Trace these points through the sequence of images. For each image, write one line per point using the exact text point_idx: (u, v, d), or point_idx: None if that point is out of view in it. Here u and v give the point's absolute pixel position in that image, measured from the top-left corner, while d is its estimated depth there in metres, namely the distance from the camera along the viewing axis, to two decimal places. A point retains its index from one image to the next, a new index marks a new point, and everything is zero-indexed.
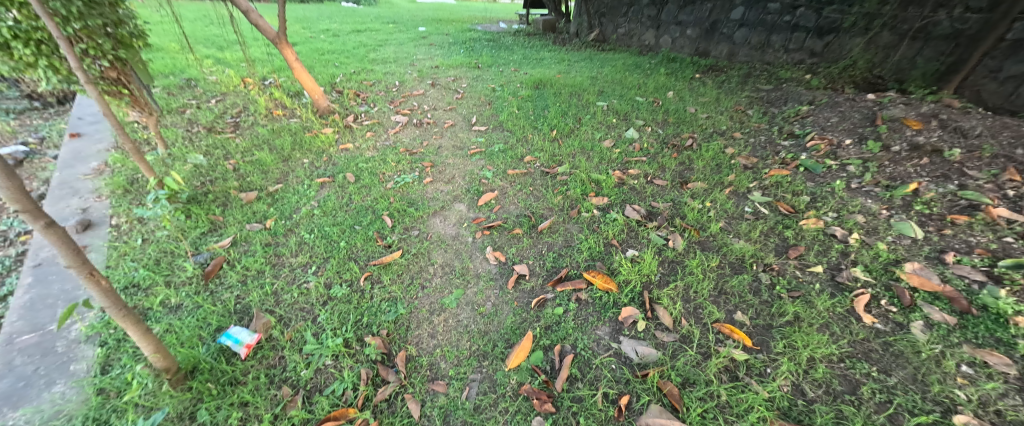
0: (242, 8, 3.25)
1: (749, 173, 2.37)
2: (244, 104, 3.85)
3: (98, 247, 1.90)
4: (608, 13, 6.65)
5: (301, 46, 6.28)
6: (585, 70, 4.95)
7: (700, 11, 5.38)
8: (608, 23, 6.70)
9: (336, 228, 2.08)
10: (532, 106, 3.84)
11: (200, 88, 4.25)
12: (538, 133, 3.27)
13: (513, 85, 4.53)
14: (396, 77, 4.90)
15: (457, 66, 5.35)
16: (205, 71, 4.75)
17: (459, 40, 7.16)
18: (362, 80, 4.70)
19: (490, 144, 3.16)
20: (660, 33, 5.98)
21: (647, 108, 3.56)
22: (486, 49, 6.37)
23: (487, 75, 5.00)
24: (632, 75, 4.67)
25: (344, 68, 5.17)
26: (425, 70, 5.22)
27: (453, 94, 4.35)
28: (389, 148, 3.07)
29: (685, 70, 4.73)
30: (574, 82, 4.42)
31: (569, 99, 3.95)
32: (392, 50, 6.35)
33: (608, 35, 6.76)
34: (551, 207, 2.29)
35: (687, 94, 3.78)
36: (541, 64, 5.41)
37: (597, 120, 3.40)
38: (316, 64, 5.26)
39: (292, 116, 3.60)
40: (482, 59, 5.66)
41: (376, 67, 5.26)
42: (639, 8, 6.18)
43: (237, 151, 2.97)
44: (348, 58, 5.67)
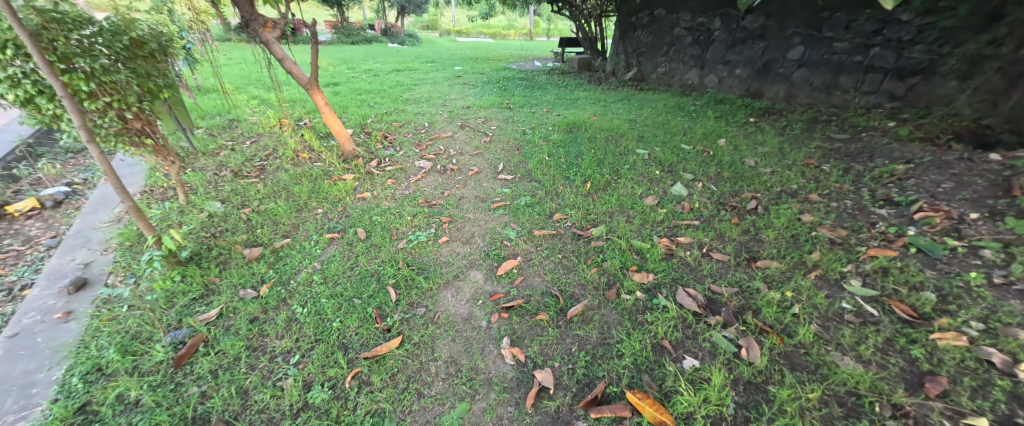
0: (278, 55, 3.21)
1: (837, 251, 1.89)
2: (274, 145, 3.85)
3: (79, 314, 1.73)
4: (647, 52, 6.41)
5: (341, 86, 6.51)
6: (624, 113, 4.64)
7: (752, 50, 5.02)
8: (647, 62, 6.45)
9: (334, 301, 1.81)
10: (564, 152, 3.55)
11: (238, 127, 4.36)
12: (571, 185, 2.94)
13: (545, 128, 4.29)
14: (427, 118, 4.83)
15: (488, 106, 5.24)
16: (248, 111, 4.93)
17: (493, 79, 7.17)
18: (392, 121, 4.66)
19: (516, 196, 2.86)
20: (705, 72, 5.65)
21: (696, 158, 3.14)
22: (519, 89, 6.27)
23: (519, 116, 4.82)
24: (676, 118, 4.29)
25: (377, 108, 5.21)
26: (456, 110, 5.14)
27: (482, 137, 4.17)
28: (407, 198, 2.85)
29: (736, 113, 4.30)
30: (611, 126, 4.11)
31: (606, 145, 3.63)
32: (426, 90, 6.41)
33: (647, 74, 6.49)
34: (584, 282, 1.91)
35: (743, 143, 3.34)
36: (575, 105, 5.18)
37: (638, 171, 3.03)
38: (351, 104, 5.34)
39: (317, 159, 3.53)
40: (515, 99, 5.53)
41: (408, 107, 5.25)
42: (681, 47, 5.90)
43: (254, 197, 2.86)
44: (383, 98, 5.75)
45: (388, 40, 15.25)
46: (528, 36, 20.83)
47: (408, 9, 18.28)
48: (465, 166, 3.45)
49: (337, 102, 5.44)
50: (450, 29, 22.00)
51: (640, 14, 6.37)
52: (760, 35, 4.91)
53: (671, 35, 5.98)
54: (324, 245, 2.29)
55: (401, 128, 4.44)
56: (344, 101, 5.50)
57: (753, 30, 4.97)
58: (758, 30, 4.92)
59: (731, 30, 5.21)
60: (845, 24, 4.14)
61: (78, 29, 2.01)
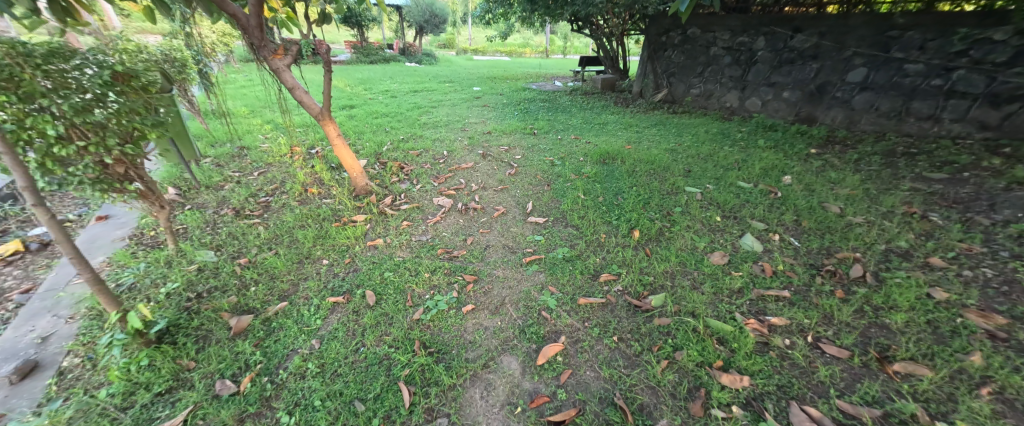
0: (287, 84, 2.92)
1: (1006, 352, 1.39)
2: (282, 177, 3.55)
3: (14, 415, 1.34)
4: (679, 72, 6.00)
5: (357, 109, 6.29)
6: (662, 141, 4.21)
7: (802, 71, 4.58)
8: (679, 83, 6.04)
9: (331, 406, 1.39)
10: (601, 189, 3.12)
11: (247, 155, 4.09)
12: (616, 233, 2.50)
13: (576, 158, 3.88)
14: (446, 145, 4.49)
15: (511, 131, 4.88)
16: (260, 137, 4.69)
17: (514, 101, 6.85)
18: (409, 148, 4.33)
19: (552, 246, 2.43)
20: (746, 94, 5.21)
21: (762, 201, 2.67)
22: (543, 112, 5.91)
23: (545, 143, 4.44)
24: (724, 148, 3.83)
25: (393, 133, 4.92)
26: (477, 136, 4.79)
27: (507, 168, 3.78)
28: (425, 247, 2.46)
29: (793, 142, 3.82)
30: (651, 157, 3.68)
31: (650, 180, 3.18)
32: (445, 112, 6.13)
33: (679, 96, 6.08)
34: (655, 385, 1.44)
35: (815, 182, 2.85)
36: (606, 131, 4.79)
37: (695, 216, 2.57)
38: (367, 129, 5.07)
39: (325, 195, 3.20)
40: (539, 124, 5.17)
41: (426, 133, 4.95)
42: (717, 68, 5.48)
43: (253, 243, 2.51)
44: (400, 122, 5.48)
45: (406, 60, 15.31)
46: (545, 54, 20.79)
47: (426, 29, 18.46)
48: (489, 205, 3.06)
49: (352, 126, 5.18)
50: (467, 47, 22.17)
51: (671, 33, 5.97)
52: (812, 55, 4.46)
53: (706, 56, 5.57)
54: (326, 312, 1.89)
55: (418, 157, 4.11)
56: (361, 125, 5.26)
57: (803, 50, 4.53)
58: (809, 50, 4.47)
59: (777, 50, 4.77)
60: (919, 44, 3.68)
61: (58, 62, 1.73)
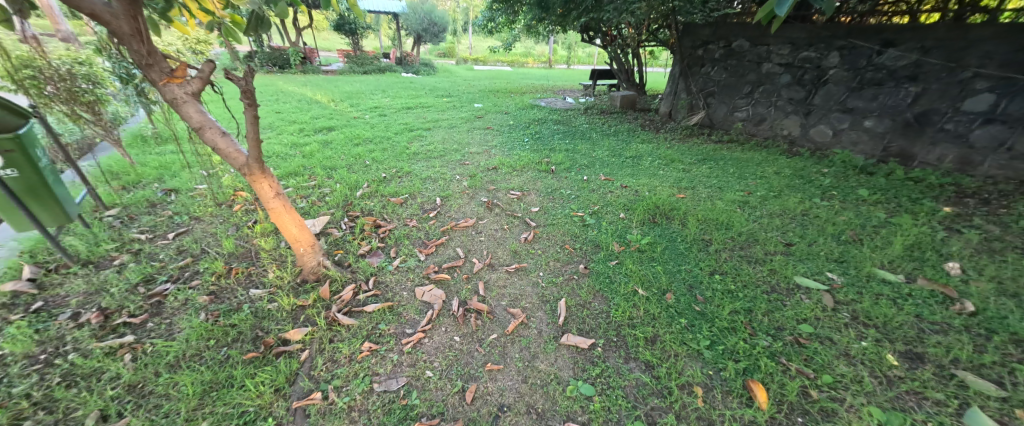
0: (193, 121, 1.88)
1: None
2: (203, 245, 2.50)
3: None
4: (720, 92, 5.05)
5: (336, 131, 5.28)
6: (723, 186, 3.20)
7: (893, 96, 3.61)
8: (719, 105, 5.10)
9: None
10: (667, 277, 2.09)
11: (172, 204, 3.05)
12: (722, 385, 1.45)
13: (614, 213, 2.87)
14: (438, 187, 3.47)
15: (522, 167, 3.88)
16: (200, 171, 3.64)
17: (521, 121, 5.87)
18: (390, 192, 3.32)
19: (615, 416, 1.37)
20: (812, 121, 4.23)
21: (949, 320, 1.63)
22: (558, 139, 4.91)
23: (567, 185, 3.43)
24: (815, 202, 2.82)
25: (374, 168, 3.91)
26: (478, 173, 3.78)
27: (521, 228, 2.75)
28: (391, 414, 1.40)
29: (911, 195, 2.80)
30: (721, 215, 2.66)
31: (736, 262, 2.16)
32: (441, 136, 5.13)
33: (720, 119, 5.12)
34: None
35: (1010, 280, 1.82)
36: (641, 168, 3.78)
37: (851, 353, 1.52)
38: (341, 162, 4.05)
39: (257, 280, 2.16)
40: (556, 156, 4.16)
41: (414, 168, 3.93)
42: (771, 88, 4.52)
43: (92, 400, 1.44)
44: (385, 151, 4.46)
45: (402, 70, 14.37)
46: (549, 65, 19.97)
47: (424, 38, 17.63)
48: (498, 304, 2.01)
49: (324, 158, 4.17)
50: (467, 56, 21.33)
51: (710, 46, 5.03)
52: (908, 76, 3.50)
53: (756, 74, 4.64)
54: None
55: (400, 207, 3.09)
56: (335, 156, 4.25)
57: (895, 69, 3.57)
58: (905, 69, 3.51)
59: (856, 69, 3.82)
60: None
61: None
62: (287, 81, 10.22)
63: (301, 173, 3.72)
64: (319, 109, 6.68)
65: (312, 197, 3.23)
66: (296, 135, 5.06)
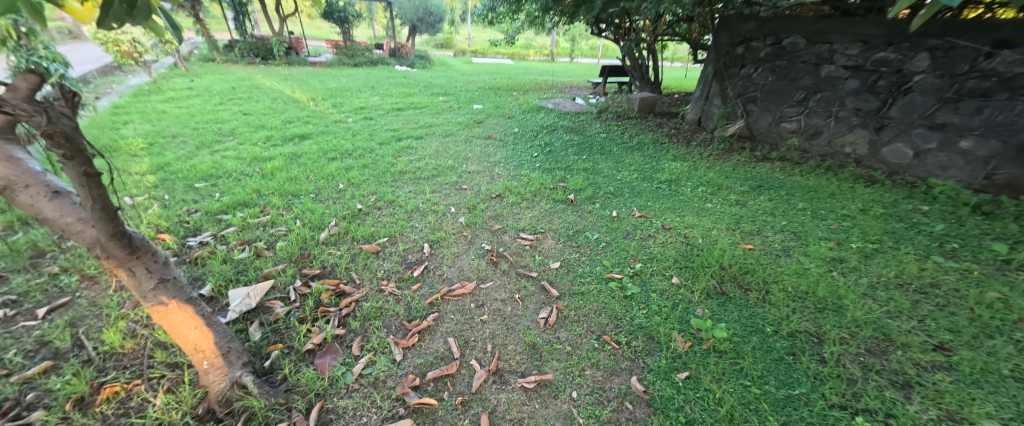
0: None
1: None
2: (79, 335, 1.72)
3: None
4: (764, 98, 4.28)
5: (310, 140, 4.47)
6: (799, 232, 2.44)
7: (1005, 111, 2.85)
8: (762, 114, 4.33)
9: None
10: (777, 414, 1.32)
11: (67, 255, 2.27)
12: None
13: (663, 276, 2.11)
14: (426, 227, 2.70)
15: (532, 195, 3.11)
16: (121, 199, 2.84)
17: (528, 129, 5.08)
18: (363, 236, 2.54)
19: None
20: (884, 138, 3.46)
21: None
22: (573, 154, 4.14)
23: (593, 224, 2.67)
24: (938, 264, 2.06)
25: (347, 194, 3.12)
26: (478, 204, 3.01)
27: (538, 300, 1.99)
28: None
29: None
30: (818, 285, 1.90)
31: (876, 385, 1.40)
32: (433, 148, 4.33)
33: (762, 130, 4.35)
34: None
35: None
36: (681, 198, 3.02)
37: None
38: (308, 184, 3.26)
39: (136, 412, 1.39)
40: (574, 179, 3.39)
41: (398, 195, 3.15)
42: (832, 95, 3.75)
43: None
44: (365, 169, 3.67)
45: (395, 61, 13.40)
46: (552, 58, 19.00)
47: (419, 28, 16.59)
48: None
49: (286, 178, 3.36)
50: (465, 48, 20.26)
51: (753, 43, 4.25)
52: None
53: (811, 78, 3.87)
54: None
55: (374, 260, 2.32)
56: (301, 175, 3.45)
57: (1010, 77, 2.82)
58: None
59: (953, 75, 3.05)
60: None
61: None
62: (267, 74, 9.31)
63: (251, 202, 2.92)
64: (296, 110, 5.85)
65: (259, 242, 2.44)
66: (260, 144, 4.24)
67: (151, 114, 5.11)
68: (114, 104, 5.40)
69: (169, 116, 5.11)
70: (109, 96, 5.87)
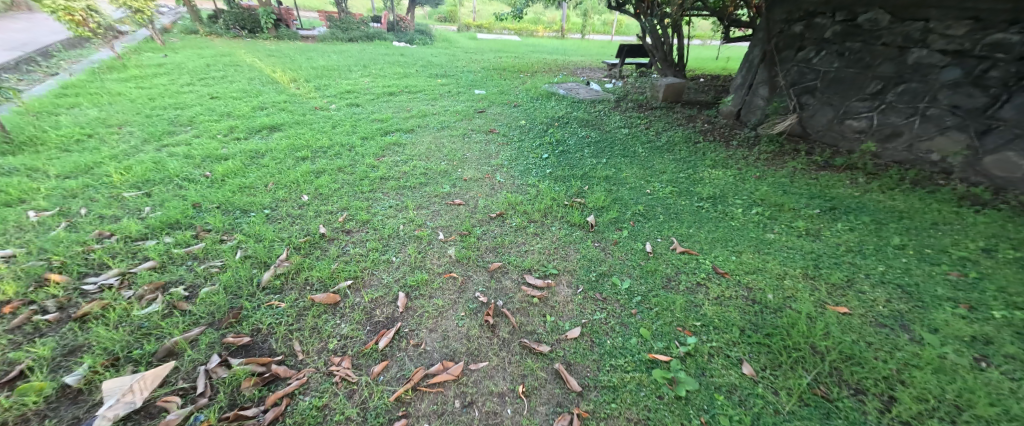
0: None
1: None
2: None
3: None
4: (825, 89, 3.54)
5: (280, 133, 3.83)
6: (908, 286, 1.78)
7: None
8: (820, 108, 3.59)
9: None
10: None
11: None
12: None
13: (730, 359, 1.46)
14: (404, 263, 2.09)
15: (540, 216, 2.49)
16: (19, 216, 2.25)
17: (535, 121, 4.38)
18: (319, 278, 1.93)
19: None
20: (990, 145, 2.71)
21: None
22: (589, 155, 3.47)
23: (620, 263, 2.05)
24: None
25: (311, 211, 2.51)
26: (472, 228, 2.39)
27: (551, 396, 1.37)
28: None
29: None
30: (974, 393, 1.25)
31: None
32: (424, 145, 3.69)
33: (818, 128, 3.63)
34: None
35: None
36: (733, 223, 2.37)
37: None
38: (264, 195, 2.65)
39: None
40: (592, 193, 2.76)
41: (374, 213, 2.54)
42: (919, 87, 3.01)
43: None
44: (339, 174, 3.05)
45: (394, 36, 12.46)
46: (562, 34, 17.78)
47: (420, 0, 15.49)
48: None
49: (238, 186, 2.75)
50: (469, 21, 19.03)
51: (818, 20, 3.53)
52: None
53: (893, 65, 3.12)
54: None
55: (327, 318, 1.71)
56: (259, 181, 2.83)
57: None
58: None
59: None
60: None
61: None
62: (251, 50, 8.54)
63: (185, 221, 2.31)
64: (272, 94, 5.17)
65: (180, 285, 1.83)
66: (219, 138, 3.61)
67: (104, 97, 4.47)
68: (64, 85, 4.75)
69: (125, 100, 4.47)
70: (62, 75, 5.21)
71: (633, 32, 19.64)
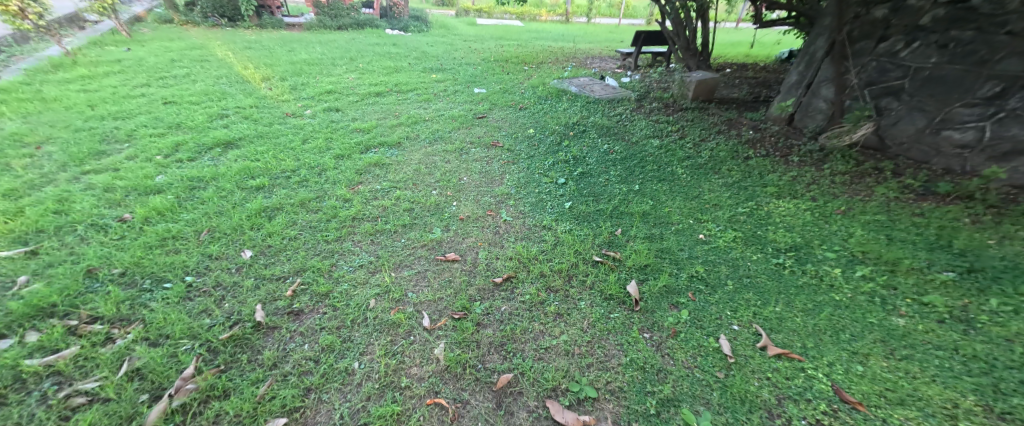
0: None
1: None
2: None
3: None
4: (916, 90, 2.80)
5: (235, 151, 3.14)
6: None
7: None
8: (906, 114, 2.86)
9: None
10: None
11: None
12: None
13: None
14: (369, 375, 1.40)
15: (563, 285, 1.83)
16: None
17: (546, 129, 3.66)
18: (234, 414, 1.25)
19: None
20: None
21: None
22: (617, 179, 2.77)
23: (690, 376, 1.37)
24: None
25: (251, 278, 1.85)
26: (470, 306, 1.72)
27: None
28: None
29: None
30: None
31: None
32: (411, 166, 3.00)
33: (903, 139, 2.89)
34: None
35: None
36: (837, 298, 1.68)
37: None
38: (191, 252, 1.98)
39: None
40: (629, 244, 2.08)
41: (337, 280, 1.87)
42: None
43: None
44: (299, 213, 2.37)
45: (386, 22, 11.55)
46: (566, 18, 16.72)
47: None
48: None
49: (160, 237, 2.07)
50: (467, 5, 17.93)
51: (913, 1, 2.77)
52: None
53: (1020, 61, 2.38)
54: None
55: None
56: (190, 227, 2.16)
57: None
58: None
59: None
60: None
61: None
62: (226, 40, 7.74)
63: (65, 302, 1.63)
64: (239, 96, 4.46)
65: None
66: (159, 160, 2.93)
67: (34, 105, 3.77)
68: None
69: (61, 108, 3.78)
70: None
71: (641, 14, 18.52)
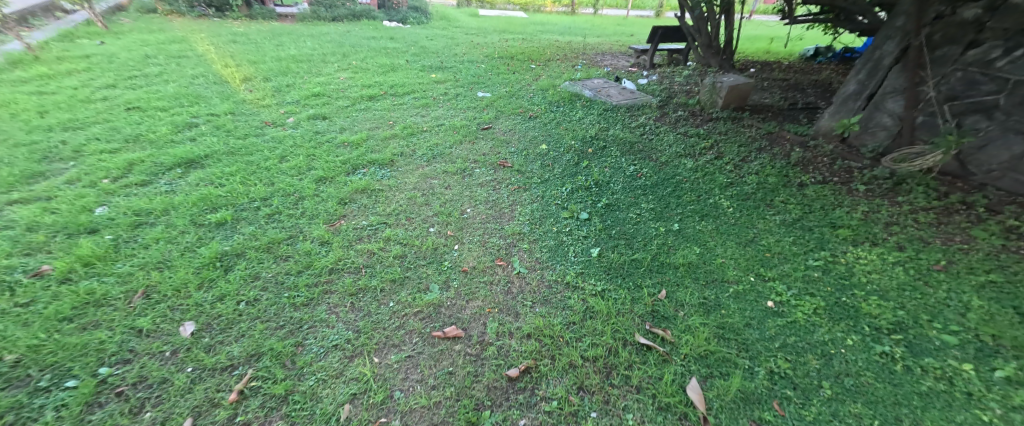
0: None
1: None
2: None
3: None
4: (1015, 108, 2.32)
5: (198, 171, 2.68)
6: None
7: None
8: (999, 136, 2.38)
9: None
10: None
11: None
12: None
13: None
14: None
15: (601, 381, 1.37)
16: None
17: (561, 144, 3.18)
18: None
19: None
20: None
21: None
22: (652, 214, 2.30)
23: None
24: None
25: (187, 369, 1.40)
26: (477, 420, 1.26)
27: None
28: None
29: None
30: None
31: None
32: (405, 193, 2.53)
33: (994, 165, 2.42)
34: None
35: None
36: (987, 418, 1.19)
37: None
38: (114, 327, 1.53)
39: None
40: (680, 316, 1.62)
41: (301, 371, 1.41)
42: None
43: None
44: (264, 261, 1.92)
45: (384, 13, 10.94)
46: (572, 9, 16.00)
47: None
48: None
49: (79, 303, 1.61)
50: None
51: None
52: None
53: None
54: None
55: None
56: (123, 286, 1.71)
57: None
58: None
59: None
60: None
61: None
62: (211, 33, 7.20)
63: None
64: (215, 100, 3.98)
65: None
66: (104, 184, 2.46)
67: None
68: None
69: (6, 115, 3.31)
70: None
71: (650, 6, 17.77)
